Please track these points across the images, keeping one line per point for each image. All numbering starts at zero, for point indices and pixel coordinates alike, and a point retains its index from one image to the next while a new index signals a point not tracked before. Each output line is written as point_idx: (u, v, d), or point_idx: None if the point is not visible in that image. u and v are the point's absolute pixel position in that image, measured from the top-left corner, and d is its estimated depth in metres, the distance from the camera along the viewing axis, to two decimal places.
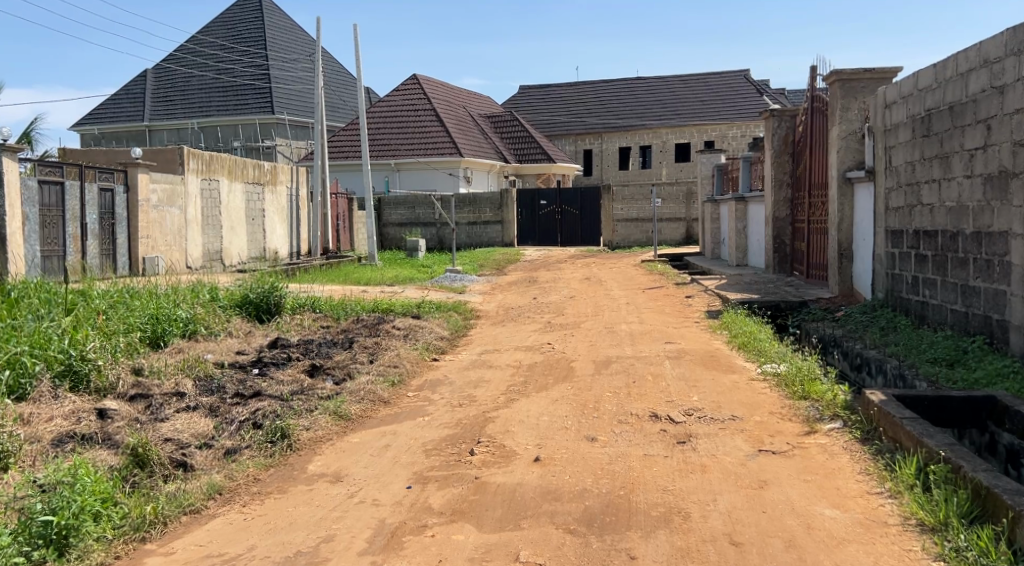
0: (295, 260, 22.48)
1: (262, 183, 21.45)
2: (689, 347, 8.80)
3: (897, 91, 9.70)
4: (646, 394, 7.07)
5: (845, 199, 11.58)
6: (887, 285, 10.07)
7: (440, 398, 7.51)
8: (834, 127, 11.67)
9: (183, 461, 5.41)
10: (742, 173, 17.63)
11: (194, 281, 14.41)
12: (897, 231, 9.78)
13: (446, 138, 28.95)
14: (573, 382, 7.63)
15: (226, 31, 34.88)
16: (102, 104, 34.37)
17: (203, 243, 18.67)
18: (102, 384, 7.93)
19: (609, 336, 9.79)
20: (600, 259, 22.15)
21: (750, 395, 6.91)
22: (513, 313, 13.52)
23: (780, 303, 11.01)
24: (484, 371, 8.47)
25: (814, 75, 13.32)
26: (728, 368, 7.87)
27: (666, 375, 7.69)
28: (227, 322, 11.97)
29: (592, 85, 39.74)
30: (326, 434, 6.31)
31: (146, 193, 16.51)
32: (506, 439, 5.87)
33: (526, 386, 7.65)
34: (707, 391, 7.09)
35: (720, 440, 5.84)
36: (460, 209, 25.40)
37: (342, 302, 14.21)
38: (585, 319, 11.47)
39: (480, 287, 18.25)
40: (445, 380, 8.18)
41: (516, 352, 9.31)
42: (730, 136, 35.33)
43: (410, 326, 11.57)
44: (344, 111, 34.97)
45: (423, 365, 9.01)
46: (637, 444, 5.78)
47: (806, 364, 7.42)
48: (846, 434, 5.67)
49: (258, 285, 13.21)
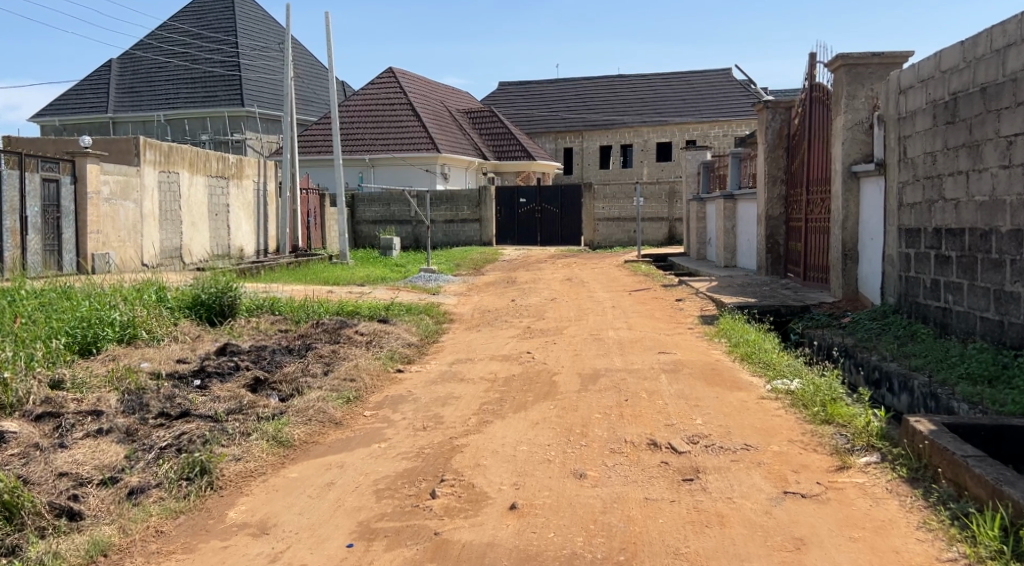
0: (261, 258, 21.37)
1: (226, 176, 20.29)
2: (687, 358, 7.80)
3: (913, 74, 8.75)
4: (642, 417, 6.04)
5: (850, 195, 10.59)
6: (900, 289, 9.11)
7: (401, 419, 6.45)
8: (838, 117, 10.69)
9: (67, 509, 4.40)
10: (732, 170, 16.70)
11: (143, 280, 13.28)
12: (912, 229, 8.82)
13: (422, 133, 27.88)
14: (556, 400, 6.59)
15: (195, 20, 33.55)
16: (64, 95, 32.94)
17: (160, 239, 17.52)
18: (8, 400, 6.80)
19: (595, 344, 8.78)
20: (582, 259, 21.15)
21: (762, 418, 5.91)
22: (489, 317, 12.47)
23: (781, 306, 10.05)
24: (453, 386, 7.41)
25: (813, 63, 12.39)
26: (733, 384, 6.84)
27: (662, 392, 6.67)
28: (174, 326, 10.90)
29: (573, 83, 38.77)
30: (260, 466, 5.25)
31: (97, 186, 15.25)
32: (476, 476, 4.83)
33: (501, 405, 6.59)
34: (711, 413, 6.09)
35: (734, 478, 4.86)
36: (435, 206, 24.28)
37: (304, 303, 13.11)
38: (568, 325, 10.42)
39: (456, 287, 17.22)
40: (408, 397, 7.10)
41: (491, 363, 8.27)
42: (712, 135, 34.41)
43: (374, 331, 10.51)
44: (316, 105, 33.77)
45: (386, 377, 7.94)
46: (634, 484, 4.76)
47: (823, 381, 6.42)
48: (887, 471, 4.67)
49: (211, 284, 12.07)
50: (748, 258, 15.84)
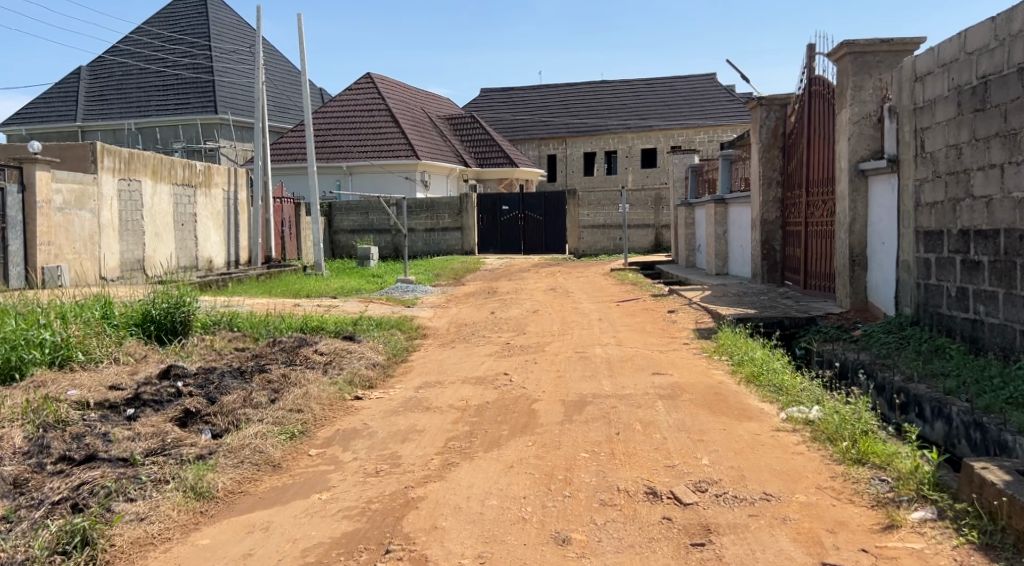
0: (231, 270, 20.37)
1: (193, 185, 19.23)
2: (685, 380, 6.79)
3: (932, 57, 7.77)
4: (636, 457, 5.04)
5: (857, 195, 9.55)
6: (918, 298, 8.15)
7: (351, 461, 5.48)
8: (843, 110, 9.65)
9: None
10: (722, 173, 15.79)
11: (90, 296, 12.24)
12: (933, 232, 7.84)
13: (401, 139, 26.91)
14: (534, 434, 5.58)
15: (168, 26, 32.47)
16: (32, 104, 31.74)
17: (120, 251, 16.46)
18: None
19: (581, 364, 7.81)
20: (566, 268, 20.20)
21: (780, 458, 4.91)
22: (466, 331, 11.47)
23: (784, 318, 9.10)
24: (417, 416, 6.40)
25: (812, 55, 11.45)
26: (740, 413, 5.86)
27: (660, 423, 5.68)
28: (116, 346, 9.97)
29: (556, 89, 37.84)
30: (163, 530, 4.36)
31: (48, 194, 14.17)
32: (431, 545, 3.93)
33: (469, 442, 5.58)
34: (719, 451, 5.10)
35: (753, 539, 3.93)
36: (415, 214, 23.22)
37: (266, 318, 12.10)
38: (551, 341, 9.39)
39: (434, 299, 16.23)
40: (362, 431, 6.08)
41: (462, 388, 7.27)
42: (697, 141, 33.43)
43: (336, 349, 9.49)
44: (292, 113, 32.73)
45: (341, 406, 6.94)
46: (630, 550, 3.88)
47: (849, 409, 5.42)
48: (951, 534, 3.83)
49: (161, 299, 11.00)
50: (742, 266, 14.89)
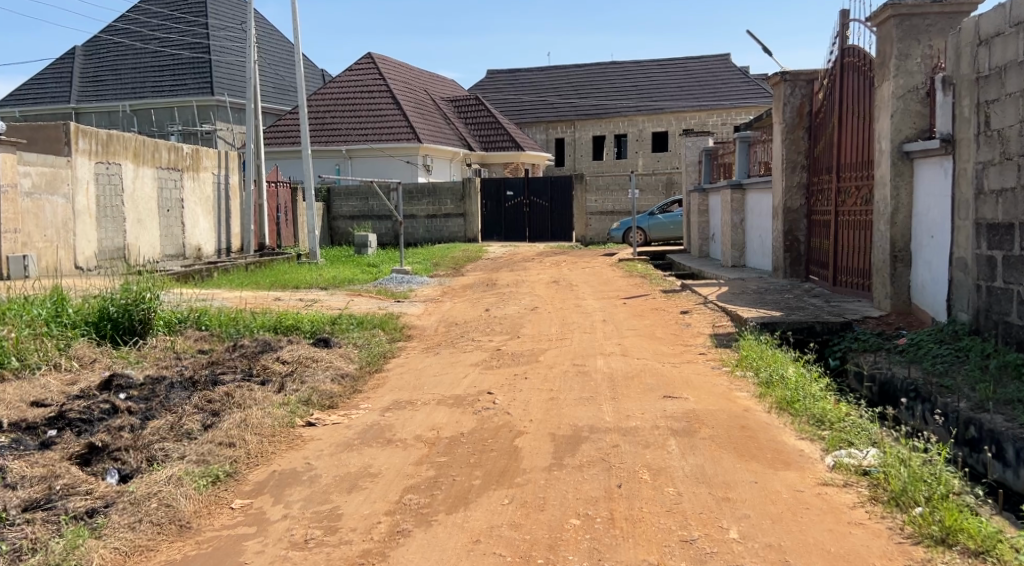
0: (221, 258, 19.20)
1: (179, 168, 18.02)
2: (704, 407, 5.57)
3: (1002, 15, 6.50)
4: (642, 526, 3.85)
5: (901, 179, 8.25)
6: (977, 302, 6.90)
7: (279, 519, 4.30)
8: (885, 83, 8.35)
9: None
10: (738, 156, 14.41)
11: (46, 291, 10.96)
12: (1000, 224, 6.58)
13: (401, 121, 25.66)
14: (513, 487, 4.38)
15: (164, 4, 31.18)
16: (27, 86, 30.59)
17: (97, 238, 15.23)
18: None
19: (578, 381, 6.60)
20: (571, 257, 18.95)
21: (835, 533, 3.73)
22: (456, 332, 10.26)
23: (815, 323, 7.86)
24: (372, 452, 5.20)
25: (846, 23, 10.16)
26: (774, 456, 4.65)
27: (673, 470, 4.49)
28: (61, 351, 8.74)
29: (564, 70, 36.45)
30: None
31: (14, 177, 12.84)
32: None
33: (430, 495, 4.38)
34: (752, 517, 3.89)
35: None
36: (415, 200, 21.98)
37: (240, 314, 10.83)
38: (547, 349, 8.17)
39: (429, 292, 14.97)
40: (302, 475, 4.89)
41: (436, 411, 6.07)
42: (710, 124, 32.05)
43: (303, 355, 8.28)
44: (290, 94, 31.43)
45: (286, 435, 5.73)
46: None
47: (917, 456, 4.21)
48: None
49: (120, 293, 9.70)
50: (762, 258, 13.62)
